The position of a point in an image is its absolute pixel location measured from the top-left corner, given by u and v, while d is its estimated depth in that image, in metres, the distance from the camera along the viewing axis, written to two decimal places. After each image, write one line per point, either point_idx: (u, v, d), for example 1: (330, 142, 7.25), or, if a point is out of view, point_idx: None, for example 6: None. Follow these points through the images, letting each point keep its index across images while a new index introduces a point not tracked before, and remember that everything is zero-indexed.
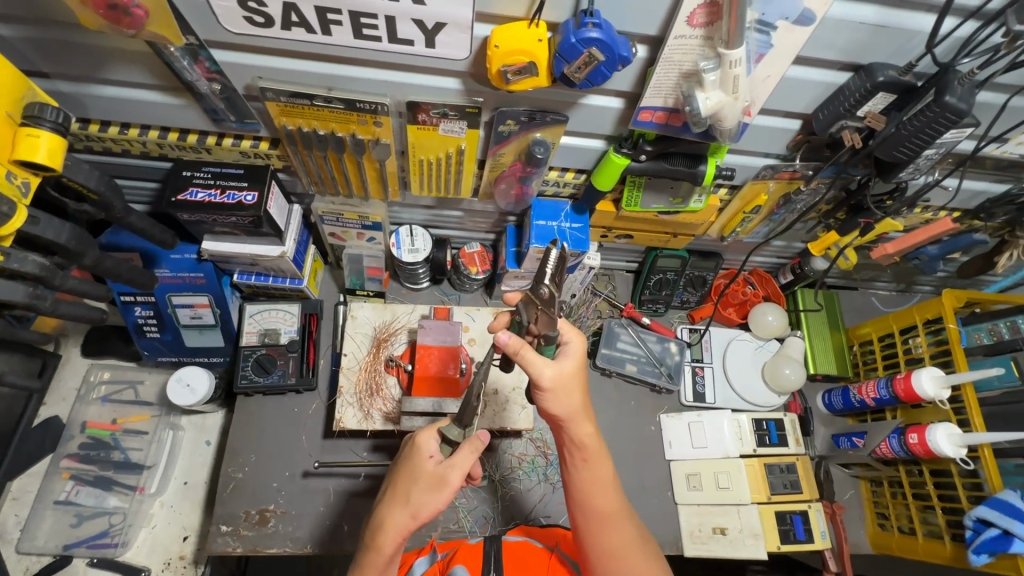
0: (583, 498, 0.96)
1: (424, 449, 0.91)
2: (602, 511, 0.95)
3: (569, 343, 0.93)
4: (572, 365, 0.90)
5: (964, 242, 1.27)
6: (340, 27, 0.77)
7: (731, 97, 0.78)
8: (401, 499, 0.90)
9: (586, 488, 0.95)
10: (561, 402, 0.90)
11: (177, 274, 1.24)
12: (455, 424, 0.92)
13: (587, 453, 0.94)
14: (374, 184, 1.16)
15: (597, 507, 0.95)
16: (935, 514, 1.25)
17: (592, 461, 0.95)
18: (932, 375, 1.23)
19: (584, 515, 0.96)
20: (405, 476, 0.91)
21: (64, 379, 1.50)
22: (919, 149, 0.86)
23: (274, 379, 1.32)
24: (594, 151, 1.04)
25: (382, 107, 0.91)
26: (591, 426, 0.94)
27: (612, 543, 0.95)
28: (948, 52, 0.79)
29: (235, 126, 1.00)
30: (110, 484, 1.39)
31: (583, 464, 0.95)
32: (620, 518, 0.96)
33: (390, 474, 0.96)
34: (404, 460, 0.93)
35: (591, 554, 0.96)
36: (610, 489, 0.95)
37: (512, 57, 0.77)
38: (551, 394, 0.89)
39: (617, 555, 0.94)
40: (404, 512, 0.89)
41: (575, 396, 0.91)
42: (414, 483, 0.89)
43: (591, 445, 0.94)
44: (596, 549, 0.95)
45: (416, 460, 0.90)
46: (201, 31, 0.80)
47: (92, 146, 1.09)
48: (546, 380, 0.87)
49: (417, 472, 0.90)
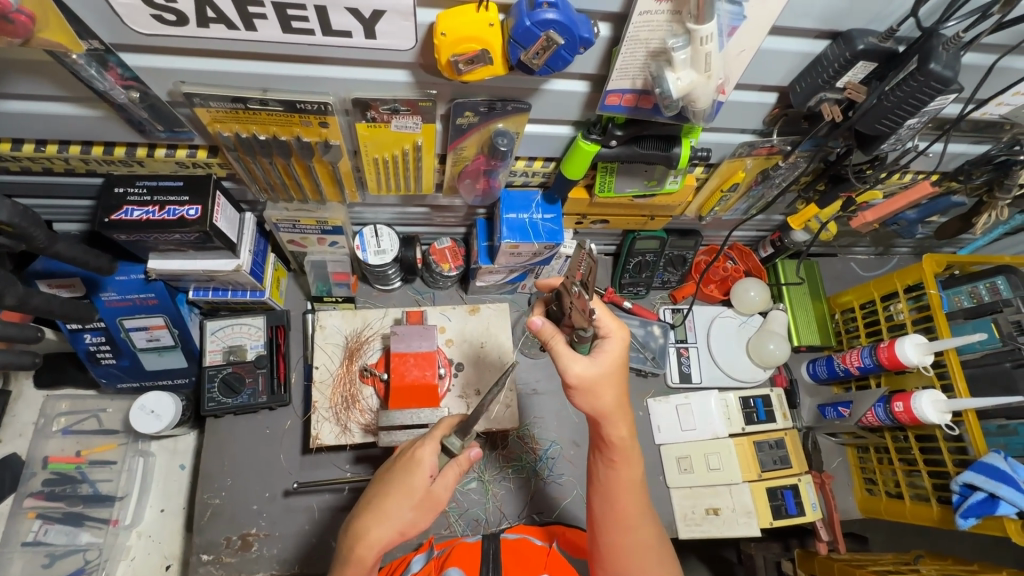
0: (606, 495, 0.90)
1: (423, 462, 0.84)
2: (623, 510, 0.89)
3: (607, 338, 0.86)
4: (606, 365, 0.84)
5: (942, 205, 1.24)
6: (265, 21, 0.68)
7: (703, 76, 0.72)
8: (390, 516, 0.82)
9: (611, 486, 0.89)
10: (591, 399, 0.85)
11: (125, 296, 1.15)
12: (456, 434, 0.86)
13: (619, 451, 0.88)
14: (329, 187, 1.08)
15: (620, 504, 0.89)
16: (921, 477, 1.26)
17: (623, 461, 0.89)
18: (915, 342, 1.23)
19: (602, 510, 0.91)
20: (397, 488, 0.84)
21: (19, 414, 1.41)
22: (903, 120, 0.81)
23: (243, 399, 1.25)
24: (562, 139, 0.98)
25: (326, 107, 0.83)
26: (626, 425, 0.88)
27: (625, 542, 0.89)
28: (932, 14, 0.74)
29: (165, 136, 0.91)
30: (81, 520, 1.31)
31: (611, 462, 0.89)
32: (641, 519, 0.89)
33: (378, 481, 0.89)
34: (398, 471, 0.86)
35: (603, 548, 0.90)
36: (637, 488, 0.90)
37: (462, 46, 0.69)
38: (579, 390, 0.85)
39: (630, 552, 0.88)
40: (391, 528, 0.82)
41: (612, 394, 0.85)
42: (408, 499, 0.83)
43: (623, 443, 0.88)
44: (607, 546, 0.90)
45: (414, 475, 0.84)
46: (106, 34, 0.70)
47: (7, 166, 0.98)
48: (574, 375, 0.83)
49: (413, 488, 0.83)
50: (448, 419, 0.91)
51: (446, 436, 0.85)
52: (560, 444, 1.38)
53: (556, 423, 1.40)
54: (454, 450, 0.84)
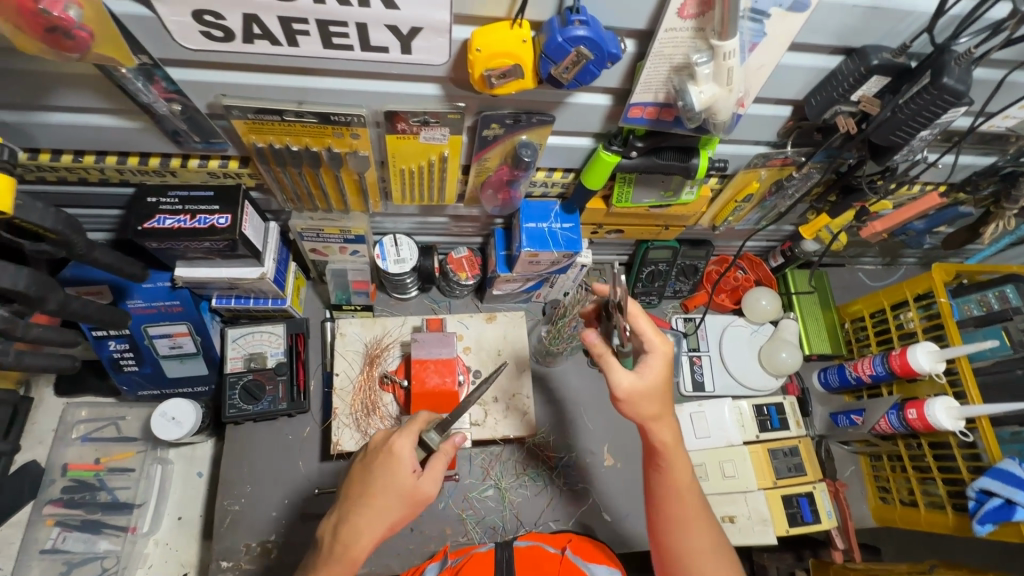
0: (662, 498, 0.91)
1: (404, 458, 0.85)
2: (685, 512, 0.89)
3: (651, 354, 0.87)
4: (650, 378, 0.86)
5: (949, 216, 1.27)
6: (308, 37, 0.72)
7: (725, 90, 0.75)
8: (380, 514, 0.84)
9: (664, 491, 0.91)
10: (636, 410, 0.88)
11: (151, 303, 1.18)
12: (433, 429, 0.92)
13: (667, 456, 0.90)
14: (354, 196, 1.11)
15: (680, 506, 0.90)
16: (935, 485, 1.28)
17: (671, 463, 0.90)
18: (927, 349, 1.24)
19: (663, 515, 0.91)
20: (380, 487, 0.84)
21: (38, 421, 1.42)
22: (916, 132, 0.84)
23: (263, 406, 1.26)
24: (582, 150, 1.01)
25: (358, 119, 0.86)
26: (671, 430, 0.90)
27: (691, 545, 0.89)
28: (943, 31, 0.77)
29: (200, 146, 0.94)
30: (99, 527, 1.32)
31: (662, 466, 0.91)
32: (702, 520, 0.90)
33: (354, 479, 0.88)
34: (376, 469, 0.86)
35: (670, 552, 0.90)
36: (692, 489, 0.90)
37: (496, 60, 0.72)
38: (627, 403, 0.87)
39: (700, 556, 0.88)
40: (381, 524, 0.84)
41: (659, 398, 0.88)
42: (396, 496, 0.84)
43: (669, 447, 0.90)
44: (679, 553, 0.89)
45: (400, 472, 0.85)
46: (155, 49, 0.73)
47: (44, 176, 1.01)
48: (621, 388, 0.86)
49: (398, 485, 0.84)
50: (420, 412, 0.92)
51: (425, 431, 0.90)
52: (575, 452, 1.39)
53: (570, 431, 1.41)
54: (434, 445, 0.89)
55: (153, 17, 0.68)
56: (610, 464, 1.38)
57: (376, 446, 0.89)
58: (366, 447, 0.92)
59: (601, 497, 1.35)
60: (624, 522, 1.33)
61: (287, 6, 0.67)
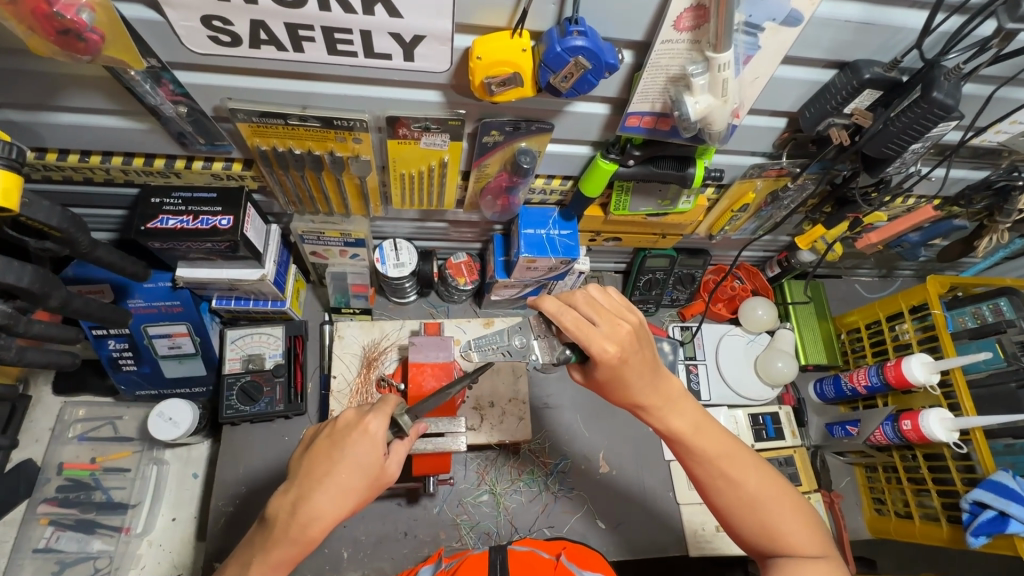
0: (686, 454, 0.86)
1: (379, 439, 0.86)
2: (718, 465, 0.85)
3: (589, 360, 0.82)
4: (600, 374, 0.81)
5: (944, 229, 1.28)
6: (313, 43, 0.73)
7: (720, 101, 0.77)
8: (345, 494, 0.84)
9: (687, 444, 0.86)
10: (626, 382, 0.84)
11: (151, 303, 1.19)
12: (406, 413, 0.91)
13: (666, 412, 0.85)
14: (355, 200, 1.12)
15: (709, 459, 0.85)
16: (930, 497, 1.28)
17: (671, 414, 0.85)
18: (922, 360, 1.25)
19: (698, 476, 0.87)
20: (351, 465, 0.84)
21: (35, 420, 1.42)
22: (908, 145, 0.86)
23: (260, 407, 1.27)
24: (581, 158, 1.02)
25: (360, 124, 0.88)
26: (663, 381, 0.84)
27: (740, 489, 0.85)
28: (934, 47, 0.79)
29: (205, 149, 0.95)
30: (93, 527, 1.32)
31: (671, 420, 0.85)
32: (739, 461, 0.85)
33: (318, 454, 0.86)
34: (348, 447, 0.85)
35: (725, 507, 0.86)
36: (708, 428, 0.86)
37: (496, 69, 0.74)
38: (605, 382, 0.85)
39: (754, 502, 0.84)
40: (343, 504, 0.84)
41: (637, 366, 0.80)
42: (363, 477, 0.85)
43: (663, 401, 0.84)
44: (740, 498, 0.84)
45: (372, 452, 0.85)
46: (163, 53, 0.75)
47: (50, 175, 1.03)
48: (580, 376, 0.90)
49: (368, 465, 0.85)
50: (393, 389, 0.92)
51: (396, 413, 0.90)
52: (570, 458, 1.38)
53: (566, 438, 1.41)
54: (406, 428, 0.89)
55: (162, 22, 0.70)
56: (605, 470, 1.38)
57: (346, 424, 0.89)
58: (333, 423, 0.90)
59: (596, 504, 1.35)
60: (620, 529, 1.33)
61: (294, 13, 0.69)
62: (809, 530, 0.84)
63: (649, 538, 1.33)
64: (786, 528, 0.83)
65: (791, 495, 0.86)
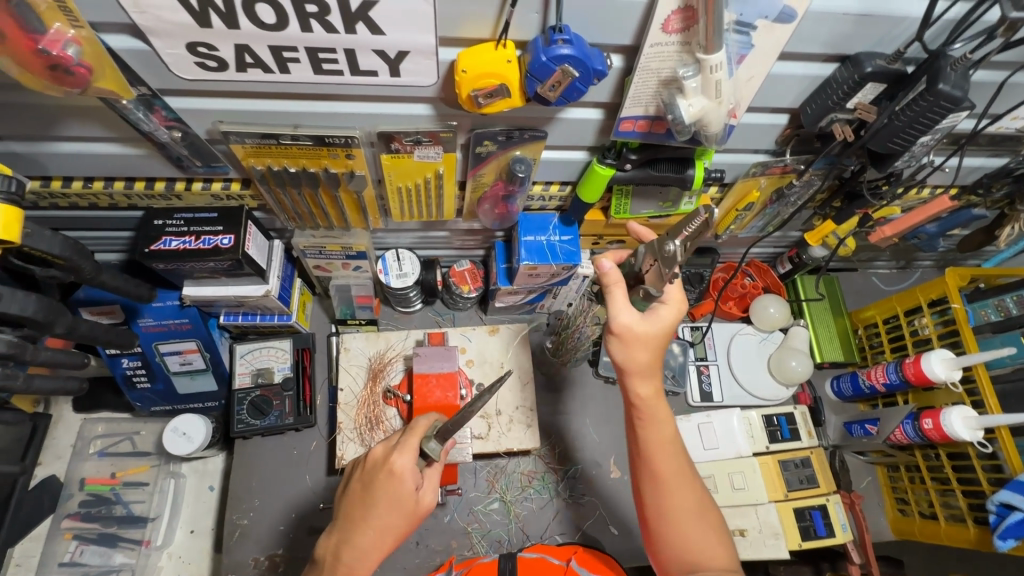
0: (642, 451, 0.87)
1: (407, 475, 0.85)
2: (665, 476, 0.85)
3: (666, 305, 0.87)
4: (664, 318, 0.86)
5: (962, 218, 1.23)
6: (298, 64, 0.73)
7: (714, 102, 0.74)
8: (386, 533, 0.84)
9: (649, 444, 0.86)
10: (628, 353, 0.86)
11: (161, 321, 1.20)
12: (433, 438, 0.90)
13: (648, 410, 0.87)
14: (353, 214, 1.12)
15: (658, 471, 0.85)
16: (956, 497, 1.24)
17: (652, 422, 0.87)
18: (941, 357, 1.21)
19: (639, 475, 0.88)
20: (385, 507, 0.84)
21: (57, 437, 1.46)
22: (915, 139, 0.82)
23: (271, 421, 1.28)
24: (578, 163, 1.01)
25: (352, 141, 0.87)
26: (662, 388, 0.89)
27: (678, 505, 0.84)
28: (938, 36, 0.75)
29: (202, 170, 0.97)
30: (115, 540, 1.35)
31: (643, 425, 0.87)
32: (681, 480, 0.85)
33: (354, 498, 0.87)
34: (378, 489, 0.85)
35: (654, 512, 0.85)
36: (669, 446, 0.86)
37: (482, 81, 0.73)
38: (619, 341, 0.86)
39: (682, 514, 0.84)
40: (386, 540, 0.84)
41: (657, 346, 0.86)
42: (400, 514, 0.85)
43: (656, 403, 0.87)
44: (672, 512, 0.84)
45: (405, 488, 0.85)
46: (153, 81, 0.76)
47: (57, 202, 1.05)
48: (620, 321, 0.85)
49: (403, 503, 0.85)
50: (422, 421, 0.91)
51: (425, 442, 0.88)
52: (580, 464, 1.37)
53: (576, 443, 1.39)
54: (435, 455, 0.87)
55: (149, 50, 0.70)
56: (616, 475, 1.36)
57: (375, 462, 0.88)
58: (364, 463, 0.90)
59: (607, 510, 1.33)
60: (632, 536, 1.30)
61: (276, 36, 0.69)
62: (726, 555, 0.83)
63: None
64: (703, 553, 0.82)
65: (716, 522, 0.85)
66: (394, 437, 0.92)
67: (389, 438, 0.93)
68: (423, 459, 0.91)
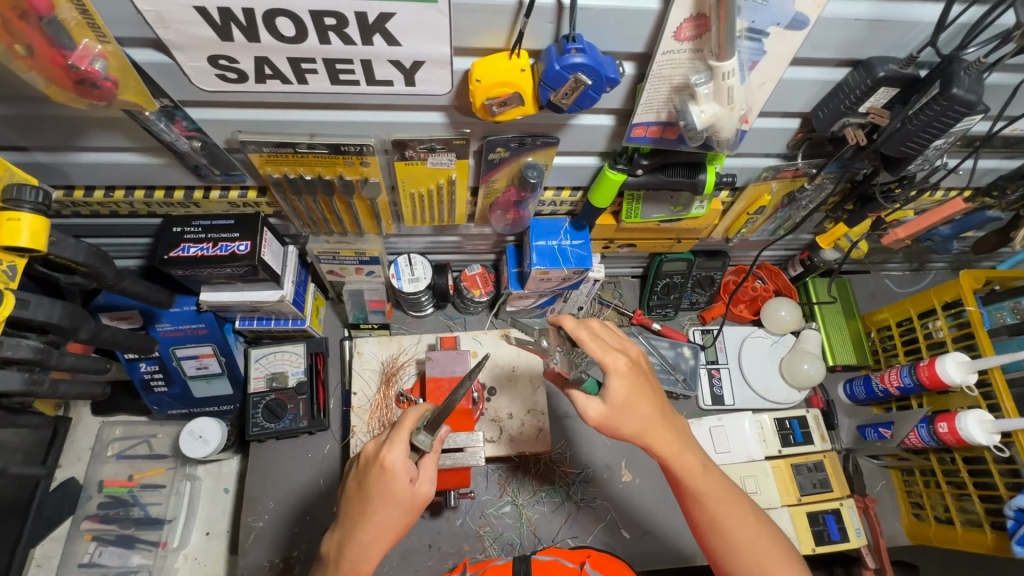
0: (690, 495, 0.89)
1: (399, 469, 0.85)
2: (717, 505, 0.88)
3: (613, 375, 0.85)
4: (618, 396, 0.84)
5: (977, 220, 1.22)
6: (316, 75, 0.75)
7: (726, 108, 0.75)
8: (385, 527, 0.85)
9: (690, 478, 0.88)
10: (634, 412, 0.85)
11: (178, 326, 1.22)
12: (423, 429, 0.89)
13: (674, 460, 0.88)
14: (367, 219, 1.14)
15: (709, 502, 0.88)
16: (972, 501, 1.22)
17: (681, 454, 0.88)
18: (956, 360, 1.20)
19: (693, 514, 0.89)
20: (380, 502, 0.85)
21: (77, 440, 1.49)
22: (928, 143, 0.82)
23: (285, 424, 1.29)
24: (589, 168, 1.02)
25: (367, 149, 0.89)
26: (673, 420, 0.90)
27: (738, 532, 0.87)
28: (951, 41, 0.76)
29: (220, 179, 0.98)
30: (133, 542, 1.37)
31: (674, 458, 0.88)
32: (733, 504, 0.88)
33: (351, 495, 0.88)
34: (372, 485, 0.86)
35: (720, 547, 0.88)
36: (709, 471, 0.89)
37: (496, 89, 0.74)
38: (618, 411, 0.85)
39: (752, 547, 0.87)
40: (386, 534, 0.86)
41: (642, 397, 0.85)
42: (397, 507, 0.85)
43: (674, 450, 0.88)
44: (735, 539, 0.87)
45: (398, 481, 0.85)
46: (175, 93, 0.78)
47: (78, 210, 1.08)
48: (593, 417, 0.85)
49: (398, 496, 0.85)
50: (410, 412, 0.91)
51: (413, 435, 0.87)
52: (592, 468, 1.37)
53: (587, 447, 1.39)
54: (426, 447, 0.87)
55: (172, 63, 0.72)
56: (628, 479, 1.36)
57: (367, 459, 0.89)
58: (358, 461, 0.91)
59: (618, 514, 1.33)
60: (644, 539, 1.31)
61: (296, 48, 0.70)
62: (795, 567, 0.87)
63: (674, 550, 1.30)
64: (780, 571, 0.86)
65: (787, 547, 0.89)
66: (385, 432, 0.93)
67: (381, 432, 0.93)
68: (416, 452, 0.91)
